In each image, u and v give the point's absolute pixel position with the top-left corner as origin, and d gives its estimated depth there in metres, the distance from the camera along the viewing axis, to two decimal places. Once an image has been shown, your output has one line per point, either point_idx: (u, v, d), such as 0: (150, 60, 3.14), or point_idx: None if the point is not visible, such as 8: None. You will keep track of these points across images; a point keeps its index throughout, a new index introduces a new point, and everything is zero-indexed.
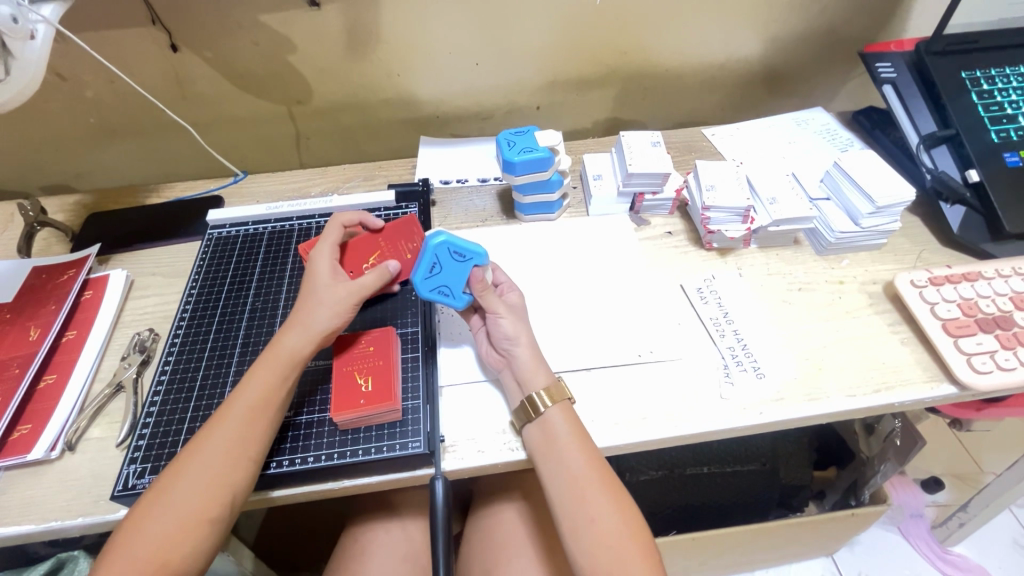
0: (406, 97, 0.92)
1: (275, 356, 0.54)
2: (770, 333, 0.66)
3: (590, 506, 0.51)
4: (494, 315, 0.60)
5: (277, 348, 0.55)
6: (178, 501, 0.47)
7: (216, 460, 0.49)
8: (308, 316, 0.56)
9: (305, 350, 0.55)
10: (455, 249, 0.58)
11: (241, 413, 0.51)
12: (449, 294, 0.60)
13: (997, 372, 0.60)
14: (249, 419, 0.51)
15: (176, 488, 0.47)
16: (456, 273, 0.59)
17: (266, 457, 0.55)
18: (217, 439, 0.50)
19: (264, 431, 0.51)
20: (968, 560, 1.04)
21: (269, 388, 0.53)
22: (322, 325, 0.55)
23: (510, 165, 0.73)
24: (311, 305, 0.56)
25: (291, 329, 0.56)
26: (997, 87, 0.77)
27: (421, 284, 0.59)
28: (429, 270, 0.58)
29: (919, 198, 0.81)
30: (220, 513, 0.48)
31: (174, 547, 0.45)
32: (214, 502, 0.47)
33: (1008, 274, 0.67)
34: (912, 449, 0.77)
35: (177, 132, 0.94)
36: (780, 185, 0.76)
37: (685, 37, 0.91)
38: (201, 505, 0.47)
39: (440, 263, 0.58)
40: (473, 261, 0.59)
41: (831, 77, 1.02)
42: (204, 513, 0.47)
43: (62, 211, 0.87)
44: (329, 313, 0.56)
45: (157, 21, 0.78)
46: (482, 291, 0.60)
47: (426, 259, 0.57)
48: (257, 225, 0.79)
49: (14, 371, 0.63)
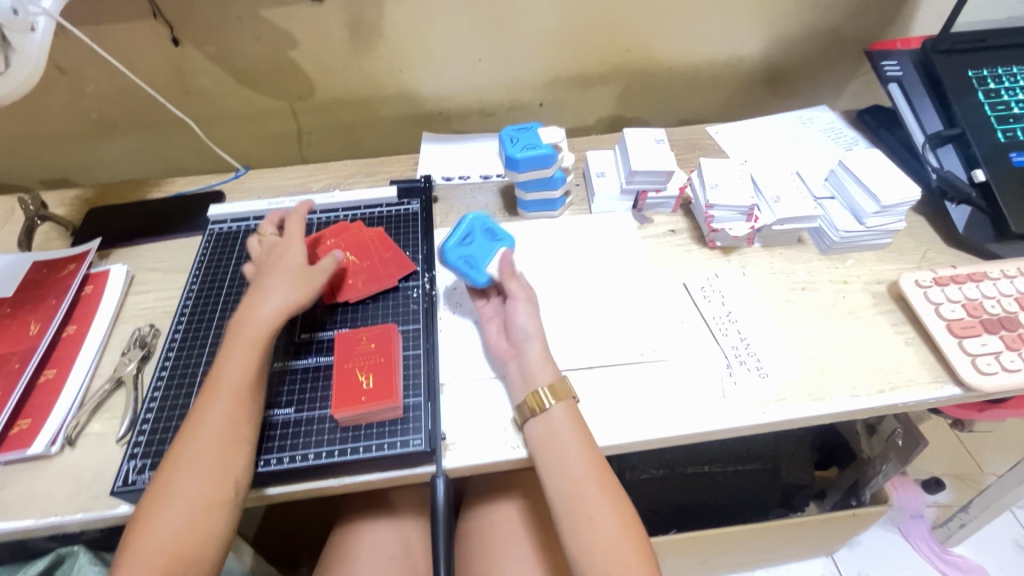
0: (408, 93, 0.91)
1: (242, 334, 0.54)
2: (773, 333, 0.66)
3: (590, 505, 0.51)
4: (515, 299, 0.62)
5: (243, 327, 0.55)
6: (182, 491, 0.47)
7: (213, 446, 0.49)
8: (271, 293, 0.57)
9: (271, 323, 0.55)
10: (488, 227, 0.66)
11: (226, 397, 0.51)
12: (472, 267, 0.63)
13: (1001, 373, 0.60)
14: (235, 401, 0.51)
15: (179, 479, 0.47)
16: (485, 249, 0.64)
17: (258, 455, 0.54)
18: (207, 426, 0.50)
19: (252, 411, 0.52)
20: (968, 561, 1.03)
21: (248, 366, 0.53)
22: (285, 301, 0.56)
23: (512, 162, 0.72)
24: (275, 282, 0.58)
25: (255, 306, 0.56)
26: (1004, 86, 0.77)
27: (450, 249, 0.63)
28: (462, 238, 0.64)
29: (924, 198, 0.80)
30: (231, 494, 0.48)
31: (192, 534, 0.46)
32: (222, 486, 0.48)
33: (1014, 274, 0.67)
34: (914, 451, 0.76)
35: (178, 126, 0.93)
36: (784, 184, 0.75)
37: (689, 34, 0.91)
38: (210, 489, 0.47)
39: (474, 237, 0.65)
40: (501, 243, 0.66)
41: (835, 75, 1.01)
42: (215, 497, 0.47)
43: (62, 206, 0.86)
44: (293, 290, 0.57)
45: (158, 15, 0.78)
46: (508, 275, 0.63)
47: (462, 228, 0.64)
48: (258, 220, 0.79)
49: (14, 366, 0.63)
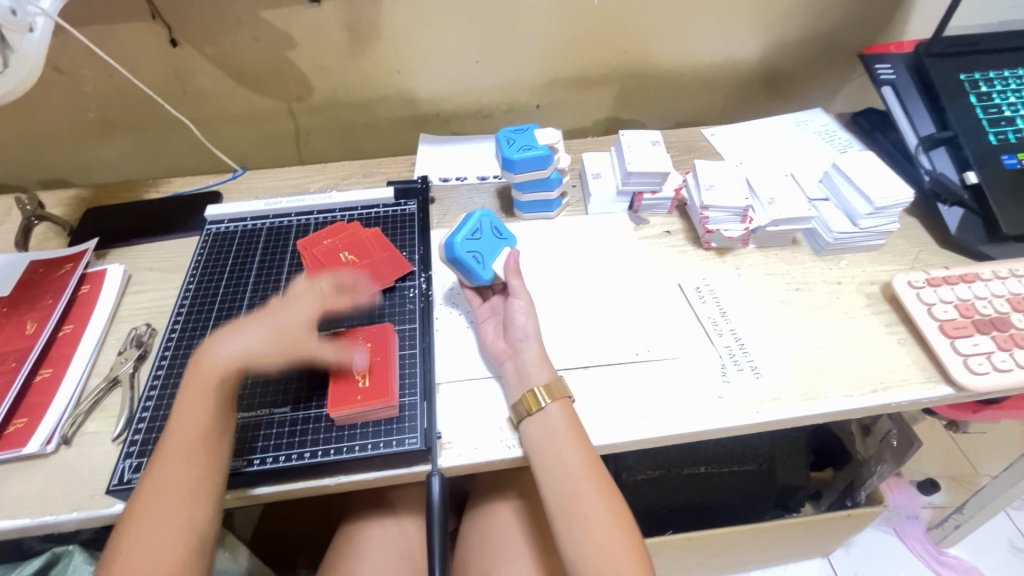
0: (405, 94, 0.92)
1: (194, 385, 0.51)
2: (767, 333, 0.66)
3: (585, 504, 0.51)
4: (516, 299, 0.62)
5: (201, 374, 0.52)
6: (139, 554, 0.45)
7: (168, 505, 0.47)
8: (239, 340, 0.53)
9: (228, 370, 0.52)
10: (496, 227, 0.68)
11: (179, 453, 0.49)
12: (480, 263, 0.64)
13: (994, 373, 0.60)
14: (189, 456, 0.49)
15: (135, 540, 0.45)
16: (492, 247, 0.66)
17: (251, 454, 0.55)
18: (162, 485, 0.48)
19: (210, 462, 0.49)
20: (963, 562, 1.04)
21: (201, 418, 0.50)
22: (244, 349, 0.52)
23: (509, 163, 0.73)
24: (249, 328, 0.54)
25: (219, 346, 0.53)
26: (996, 89, 0.77)
27: (460, 243, 0.63)
28: (472, 233, 0.64)
29: (917, 200, 0.81)
30: (190, 553, 0.46)
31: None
32: (180, 545, 0.46)
33: (1006, 275, 0.68)
34: (908, 451, 0.77)
35: (176, 127, 0.93)
36: (779, 186, 0.76)
37: (685, 37, 0.91)
38: (169, 545, 0.45)
39: (482, 231, 0.66)
40: (506, 241, 0.68)
41: (830, 79, 1.02)
42: (172, 559, 0.45)
43: (60, 205, 0.86)
44: (259, 345, 0.53)
45: (157, 16, 0.78)
46: (513, 273, 0.64)
47: (472, 224, 0.65)
48: (255, 220, 0.79)
49: (11, 365, 0.63)
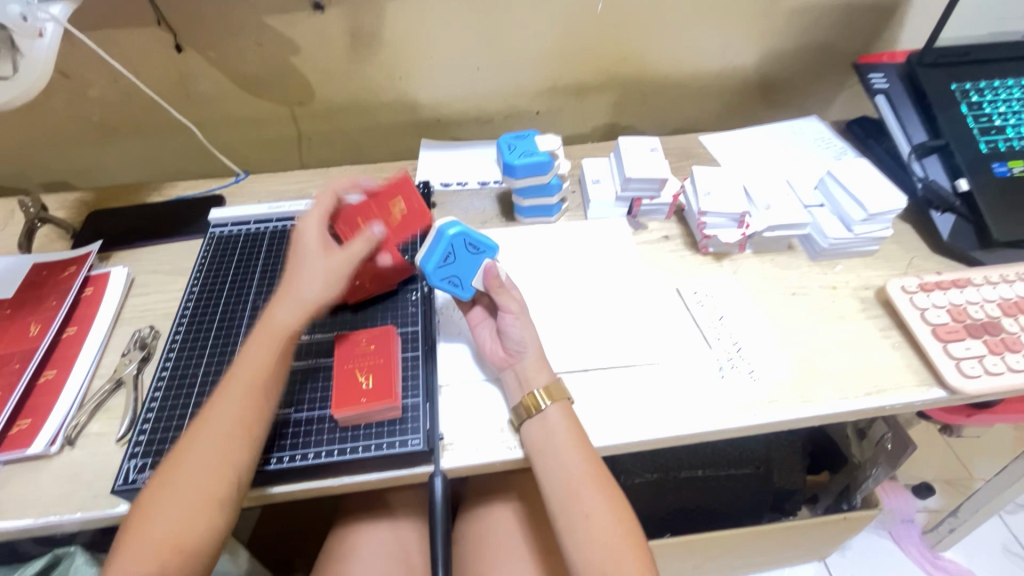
0: (407, 100, 0.93)
1: (265, 333, 0.55)
2: (765, 336, 0.67)
3: (586, 502, 0.52)
4: (505, 312, 0.60)
5: (269, 323, 0.56)
6: (181, 488, 0.47)
7: (218, 442, 0.49)
8: (300, 289, 0.57)
9: (292, 322, 0.56)
10: (470, 241, 0.61)
11: (237, 394, 0.52)
12: (458, 285, 0.63)
13: (985, 376, 0.62)
14: (246, 397, 0.52)
15: (183, 470, 0.48)
16: (468, 264, 0.62)
17: (266, 453, 0.55)
18: (216, 421, 0.50)
19: (261, 409, 0.52)
20: (958, 566, 1.05)
21: (263, 364, 0.53)
22: (311, 295, 0.57)
23: (510, 168, 0.74)
24: (302, 278, 0.58)
25: (282, 302, 0.57)
26: (987, 98, 0.79)
27: (432, 272, 0.61)
28: (442, 259, 0.61)
29: (910, 206, 0.82)
30: (229, 491, 0.48)
31: (188, 527, 0.46)
32: (221, 482, 0.48)
33: (997, 280, 0.69)
34: (903, 454, 0.78)
35: (180, 131, 0.94)
36: (775, 192, 0.77)
37: (683, 46, 0.93)
38: (210, 484, 0.47)
39: (455, 252, 0.61)
40: (485, 254, 0.62)
41: (825, 87, 1.03)
42: (212, 493, 0.47)
43: (63, 208, 0.87)
44: (321, 285, 0.57)
45: (163, 21, 0.79)
46: (495, 287, 0.61)
47: (441, 249, 0.60)
48: (259, 224, 0.80)
49: (14, 366, 0.63)
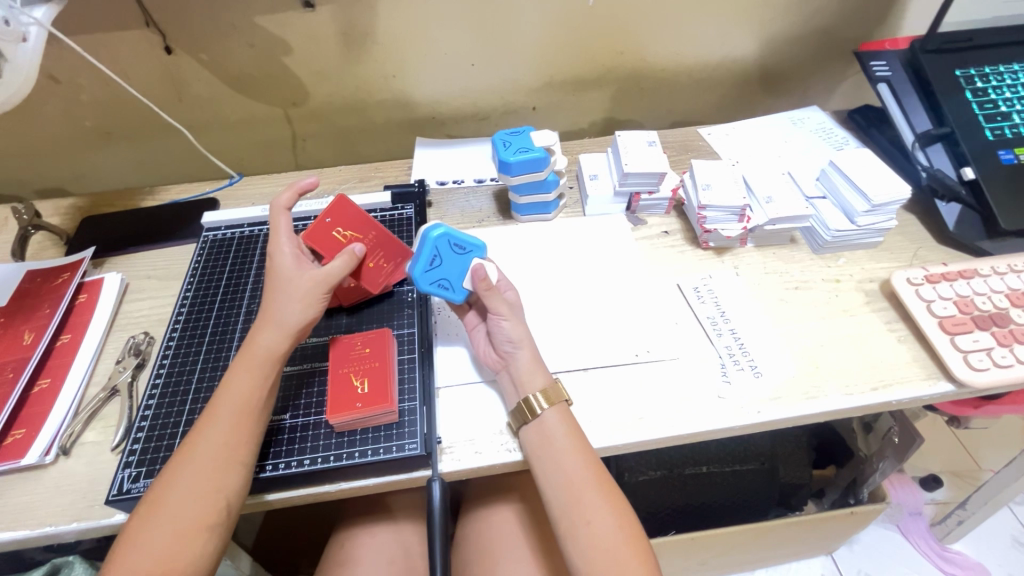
0: (401, 98, 0.92)
1: (249, 358, 0.54)
2: (767, 332, 0.66)
3: (587, 508, 0.51)
4: (496, 316, 0.59)
5: (251, 349, 0.54)
6: (170, 514, 0.46)
7: (207, 466, 0.48)
8: (278, 312, 0.55)
9: (280, 346, 0.54)
10: (455, 241, 0.60)
11: (227, 419, 0.51)
12: (449, 288, 0.61)
13: (993, 369, 0.60)
14: (236, 421, 0.51)
15: (172, 496, 0.47)
16: (457, 265, 0.61)
17: (261, 461, 0.54)
18: (205, 446, 0.49)
19: (251, 436, 0.51)
20: (967, 558, 1.04)
21: (251, 392, 0.52)
22: (293, 320, 0.55)
23: (506, 165, 0.73)
24: (279, 302, 0.55)
25: (263, 328, 0.55)
26: (991, 85, 0.77)
27: (421, 277, 0.60)
28: (429, 262, 0.60)
29: (914, 196, 0.81)
30: (219, 517, 0.47)
31: (175, 556, 0.45)
32: (210, 508, 0.47)
33: (1004, 271, 0.68)
34: (910, 447, 0.77)
35: (172, 133, 0.93)
36: (776, 184, 0.76)
37: (679, 37, 0.91)
38: (200, 510, 0.47)
39: (441, 256, 0.60)
40: (472, 253, 0.61)
41: (826, 76, 1.02)
42: (201, 520, 0.46)
43: (56, 215, 0.86)
44: (299, 307, 0.55)
45: (151, 23, 0.78)
46: (484, 289, 0.59)
47: (426, 251, 0.59)
48: (253, 227, 0.79)
49: (8, 376, 0.62)
